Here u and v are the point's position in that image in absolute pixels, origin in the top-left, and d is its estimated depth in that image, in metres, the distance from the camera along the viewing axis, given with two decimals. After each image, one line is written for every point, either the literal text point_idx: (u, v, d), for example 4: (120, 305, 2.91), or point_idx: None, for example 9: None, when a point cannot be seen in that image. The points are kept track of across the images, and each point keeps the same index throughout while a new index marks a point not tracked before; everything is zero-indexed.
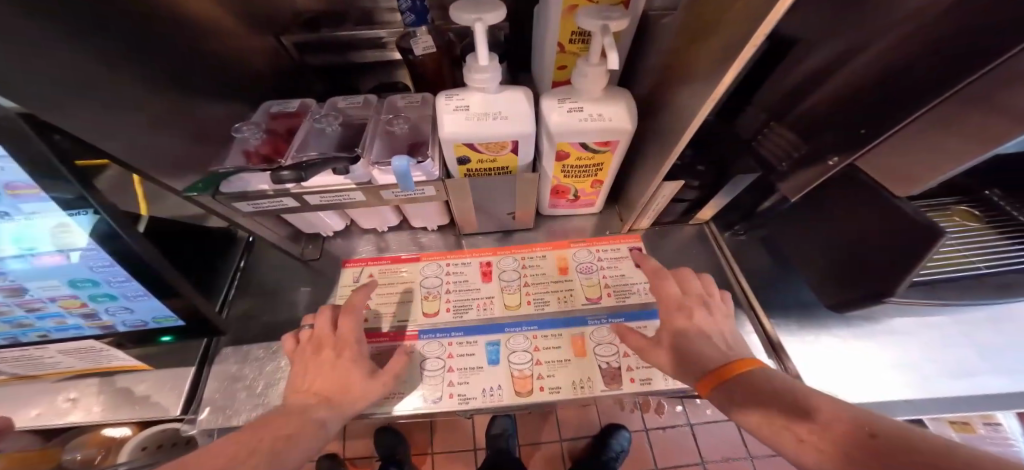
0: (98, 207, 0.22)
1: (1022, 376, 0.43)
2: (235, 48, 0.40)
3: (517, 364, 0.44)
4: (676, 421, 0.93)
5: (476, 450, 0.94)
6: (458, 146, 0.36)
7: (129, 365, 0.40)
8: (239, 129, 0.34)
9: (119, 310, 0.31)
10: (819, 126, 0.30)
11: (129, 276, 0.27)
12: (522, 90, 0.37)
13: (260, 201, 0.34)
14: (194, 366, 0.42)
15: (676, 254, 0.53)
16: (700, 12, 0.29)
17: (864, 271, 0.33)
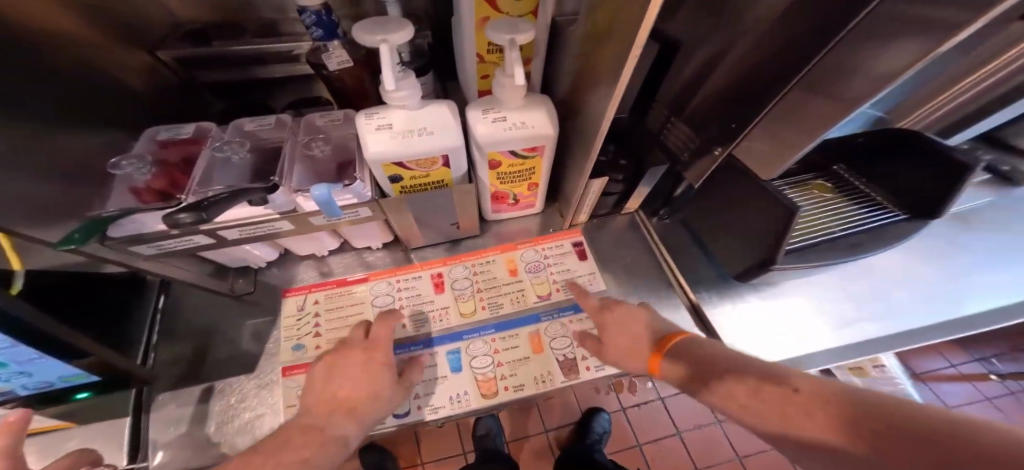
0: None
1: (894, 319, 0.49)
2: (101, 68, 0.38)
3: (480, 369, 0.45)
4: (648, 397, 0.98)
5: (465, 453, 0.97)
6: (386, 166, 0.35)
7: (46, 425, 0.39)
8: (120, 165, 0.32)
9: (16, 376, 0.31)
10: (707, 119, 0.36)
11: (11, 342, 0.26)
12: (447, 104, 0.36)
13: (163, 242, 0.33)
14: (128, 415, 0.41)
15: (615, 245, 0.56)
16: (601, 27, 0.33)
17: (756, 243, 0.38)
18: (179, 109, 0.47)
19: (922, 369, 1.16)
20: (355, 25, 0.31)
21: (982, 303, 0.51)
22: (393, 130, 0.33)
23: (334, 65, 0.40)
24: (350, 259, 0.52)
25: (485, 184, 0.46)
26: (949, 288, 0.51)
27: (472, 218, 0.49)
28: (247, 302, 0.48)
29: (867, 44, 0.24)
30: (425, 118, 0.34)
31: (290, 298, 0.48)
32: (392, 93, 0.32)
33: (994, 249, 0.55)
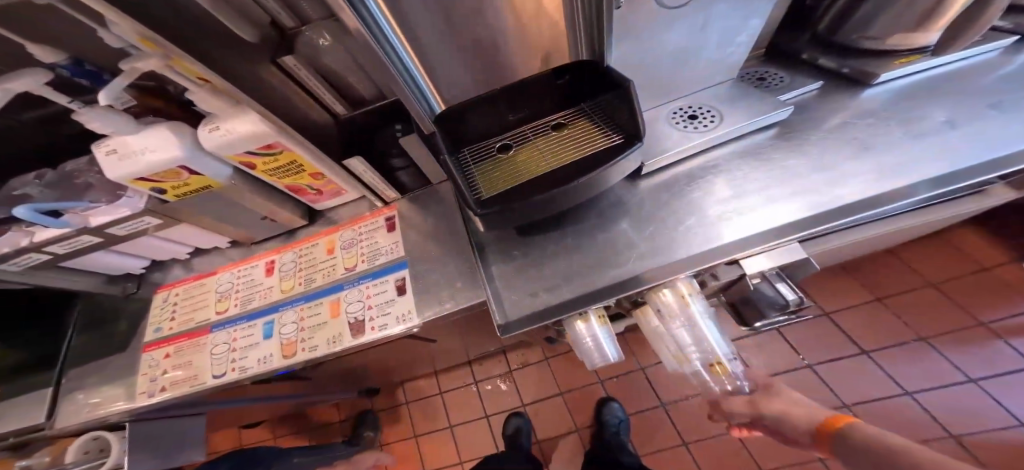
0: None
1: (667, 249, 0.49)
2: None
3: (286, 334, 0.55)
4: (631, 368, 1.19)
5: (451, 427, 1.27)
6: (136, 181, 0.43)
7: None
8: None
9: None
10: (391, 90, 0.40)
11: None
12: (168, 123, 0.41)
13: (16, 260, 0.45)
14: (50, 386, 0.58)
15: (424, 216, 0.61)
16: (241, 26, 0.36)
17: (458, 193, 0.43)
18: None
19: (991, 320, 0.94)
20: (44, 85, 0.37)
21: (792, 212, 0.46)
22: (118, 153, 0.41)
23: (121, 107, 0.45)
24: (208, 259, 0.64)
25: (272, 182, 0.54)
26: (760, 207, 0.48)
27: (282, 211, 0.58)
28: (133, 299, 0.63)
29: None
30: (145, 139, 0.41)
31: (160, 295, 0.62)
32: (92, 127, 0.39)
33: (822, 156, 0.50)
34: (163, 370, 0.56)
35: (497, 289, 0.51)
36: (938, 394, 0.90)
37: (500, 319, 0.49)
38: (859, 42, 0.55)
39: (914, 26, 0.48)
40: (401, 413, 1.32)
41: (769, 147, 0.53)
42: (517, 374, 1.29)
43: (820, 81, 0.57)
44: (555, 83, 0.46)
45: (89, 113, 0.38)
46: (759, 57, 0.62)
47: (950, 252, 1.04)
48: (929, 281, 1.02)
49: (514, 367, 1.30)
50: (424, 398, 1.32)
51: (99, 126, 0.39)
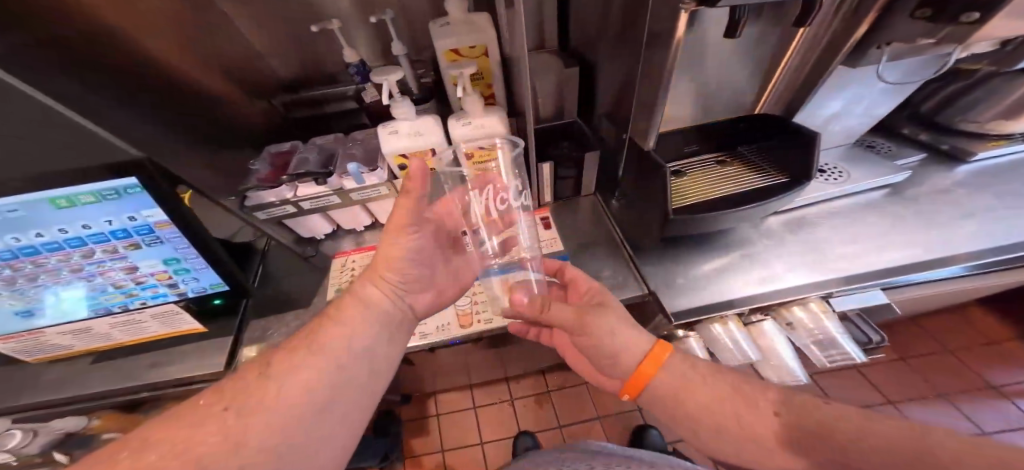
0: (153, 191, 0.39)
1: (808, 273, 0.59)
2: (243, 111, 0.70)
3: (461, 306, 0.63)
4: None
5: (482, 443, 1.24)
6: (395, 157, 0.57)
7: (191, 327, 0.60)
8: (255, 164, 0.59)
9: (191, 279, 0.52)
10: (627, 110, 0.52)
11: (189, 242, 0.46)
12: (433, 117, 0.57)
13: (271, 209, 0.57)
14: (232, 334, 0.63)
15: (576, 226, 0.71)
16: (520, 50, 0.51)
17: (657, 202, 0.53)
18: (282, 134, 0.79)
19: (1001, 384, 1.14)
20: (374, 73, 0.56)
21: (919, 257, 0.57)
22: (398, 133, 0.56)
23: (370, 98, 0.66)
24: (378, 232, 0.74)
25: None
26: (888, 247, 0.58)
27: None
28: (310, 262, 0.71)
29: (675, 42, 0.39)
30: (420, 126, 0.56)
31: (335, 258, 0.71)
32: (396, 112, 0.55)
33: (935, 213, 0.60)
34: None
35: (660, 289, 0.60)
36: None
37: (669, 311, 0.57)
38: (962, 125, 0.65)
39: (1005, 114, 0.59)
40: (431, 424, 1.30)
41: (884, 202, 0.64)
42: (553, 395, 1.32)
43: (923, 152, 0.68)
44: (738, 126, 0.56)
45: (400, 102, 0.55)
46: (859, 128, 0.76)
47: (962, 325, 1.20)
48: (945, 348, 1.22)
49: (553, 388, 1.33)
50: (458, 411, 1.32)
51: (401, 110, 0.55)
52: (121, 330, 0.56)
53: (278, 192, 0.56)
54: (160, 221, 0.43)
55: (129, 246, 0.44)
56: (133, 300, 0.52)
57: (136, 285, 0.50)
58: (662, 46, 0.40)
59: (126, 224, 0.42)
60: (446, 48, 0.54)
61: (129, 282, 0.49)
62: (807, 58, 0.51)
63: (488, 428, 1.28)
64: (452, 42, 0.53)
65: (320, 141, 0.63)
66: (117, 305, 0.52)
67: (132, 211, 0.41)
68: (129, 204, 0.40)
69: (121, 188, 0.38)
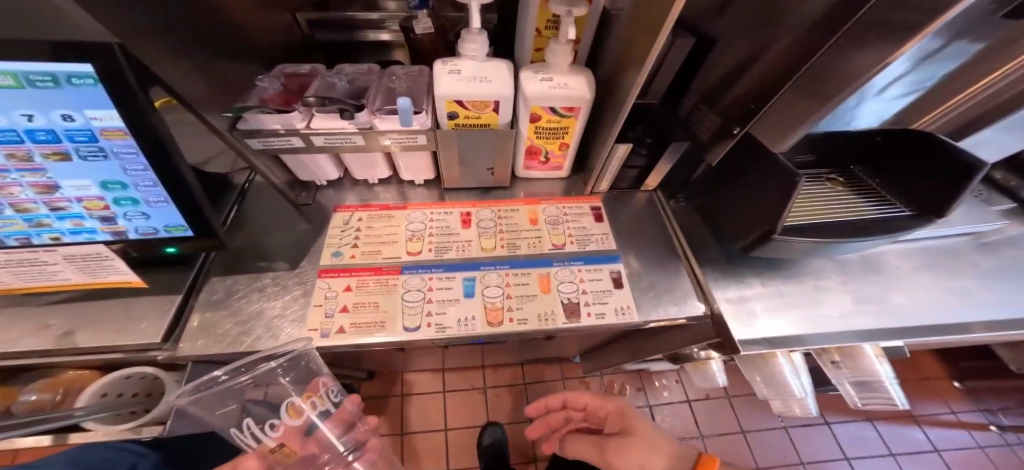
0: (110, 87, 0.27)
1: (883, 316, 0.53)
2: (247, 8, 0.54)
3: (491, 298, 0.52)
4: (637, 402, 1.17)
5: (446, 431, 1.14)
6: (449, 102, 0.44)
7: (125, 280, 0.46)
8: (262, 81, 0.47)
9: (136, 215, 0.39)
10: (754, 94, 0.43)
11: (148, 166, 0.35)
12: (506, 63, 0.45)
13: (270, 139, 0.43)
14: (181, 295, 0.49)
15: (628, 218, 0.61)
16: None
17: (759, 216, 0.45)
18: (293, 54, 0.63)
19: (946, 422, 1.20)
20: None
21: (992, 317, 0.54)
22: (460, 74, 0.44)
23: (420, 30, 0.55)
24: (394, 190, 0.60)
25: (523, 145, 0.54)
26: (962, 300, 0.55)
27: (506, 168, 0.56)
28: (304, 212, 0.57)
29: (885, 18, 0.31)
30: (486, 71, 0.44)
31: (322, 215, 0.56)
32: (466, 46, 0.43)
33: (1010, 273, 0.58)
34: (343, 307, 0.49)
35: (727, 311, 0.52)
36: (866, 461, 1.09)
37: (736, 340, 0.50)
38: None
39: None
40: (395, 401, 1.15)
41: (962, 251, 0.60)
42: (527, 388, 1.22)
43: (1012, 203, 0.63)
44: (869, 141, 0.48)
45: (477, 36, 0.43)
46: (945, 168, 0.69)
47: (913, 364, 1.26)
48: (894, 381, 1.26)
49: (528, 381, 1.23)
50: (423, 394, 1.18)
51: (474, 46, 0.43)
52: (15, 273, 0.41)
53: (286, 120, 0.43)
54: (111, 130, 0.31)
55: (50, 155, 0.31)
56: (42, 233, 0.38)
57: (51, 213, 0.36)
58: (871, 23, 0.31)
59: (56, 124, 0.29)
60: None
61: (40, 208, 0.35)
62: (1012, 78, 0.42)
63: (453, 414, 1.17)
64: None
65: (350, 70, 0.52)
66: (16, 236, 0.38)
67: (78, 112, 0.29)
68: (75, 102, 0.28)
69: (62, 74, 0.26)
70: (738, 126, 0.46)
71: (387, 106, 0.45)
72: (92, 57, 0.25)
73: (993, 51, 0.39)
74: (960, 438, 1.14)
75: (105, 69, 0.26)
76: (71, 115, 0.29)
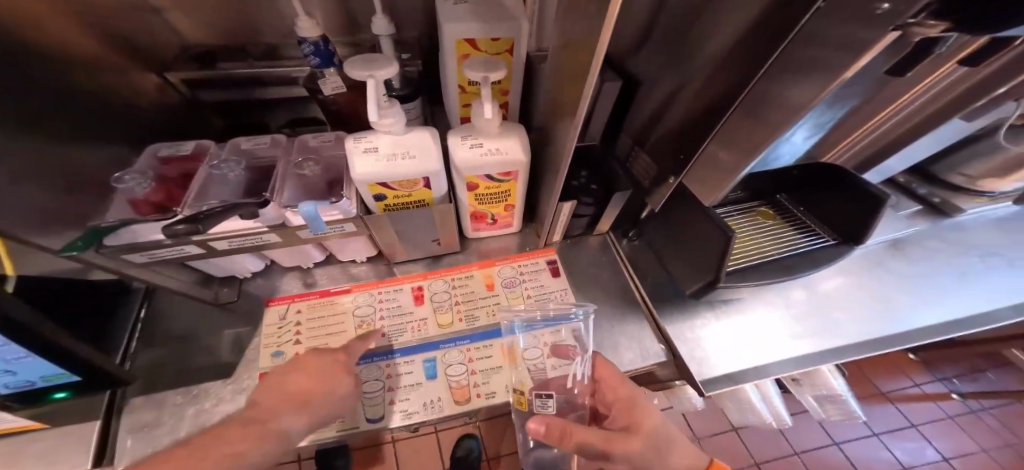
0: None
1: (824, 335, 0.57)
2: (109, 78, 0.46)
3: (454, 376, 0.49)
4: None
5: None
6: (371, 186, 0.41)
7: (19, 426, 0.38)
8: (120, 179, 0.36)
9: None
10: (683, 137, 0.43)
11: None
12: (428, 131, 0.42)
13: (156, 251, 0.36)
14: (100, 419, 0.41)
15: (585, 265, 0.60)
16: (566, 48, 0.39)
17: (704, 265, 0.46)
18: (181, 123, 0.55)
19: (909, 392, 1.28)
20: (346, 62, 0.39)
21: (912, 318, 0.60)
22: (377, 152, 0.40)
23: (329, 89, 0.50)
24: (334, 271, 0.54)
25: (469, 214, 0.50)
26: (885, 306, 0.61)
27: (452, 235, 0.53)
28: (231, 310, 0.49)
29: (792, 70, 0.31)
30: (407, 145, 0.41)
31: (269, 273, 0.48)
32: (379, 122, 0.39)
33: (919, 274, 0.65)
34: None
35: (686, 350, 0.53)
36: (852, 442, 1.13)
37: (699, 380, 0.51)
38: (949, 177, 0.66)
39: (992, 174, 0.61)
40: (383, 453, 0.97)
41: (883, 257, 0.66)
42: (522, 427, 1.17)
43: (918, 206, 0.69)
44: (788, 175, 0.51)
45: (389, 110, 0.39)
46: (895, 182, 0.71)
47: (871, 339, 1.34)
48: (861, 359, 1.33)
49: None
50: None
51: (386, 122, 0.39)
52: None
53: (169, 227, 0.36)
54: None
55: None
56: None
57: None
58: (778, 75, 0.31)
59: None
60: (457, 38, 0.42)
61: None
62: (903, 110, 0.45)
63: None
64: (468, 31, 0.41)
65: (247, 146, 0.44)
66: None
67: None
68: None
69: None
70: (672, 175, 0.45)
71: (299, 197, 0.40)
72: None
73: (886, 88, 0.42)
74: (922, 406, 1.22)
75: None
76: None
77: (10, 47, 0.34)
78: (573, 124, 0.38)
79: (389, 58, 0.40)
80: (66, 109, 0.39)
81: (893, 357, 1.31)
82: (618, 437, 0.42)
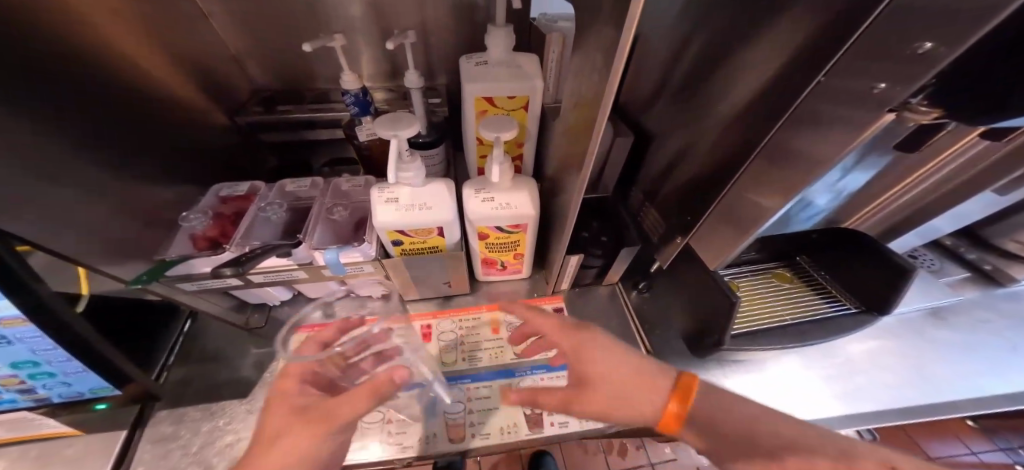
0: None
1: (849, 400, 0.53)
2: (201, 120, 0.53)
3: (453, 414, 0.50)
4: None
5: None
6: (390, 232, 0.45)
7: (60, 431, 0.44)
8: (186, 218, 0.44)
9: (57, 384, 0.37)
10: (693, 197, 0.43)
11: (55, 345, 0.33)
12: (444, 183, 0.46)
13: (203, 281, 0.42)
14: (126, 429, 0.45)
15: (590, 313, 0.61)
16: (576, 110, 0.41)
17: (710, 324, 0.45)
18: (244, 159, 0.62)
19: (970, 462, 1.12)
20: (375, 120, 0.42)
21: (957, 393, 0.54)
22: (398, 203, 0.44)
23: (365, 135, 0.55)
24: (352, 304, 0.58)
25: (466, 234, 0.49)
26: (924, 376, 0.56)
27: (463, 278, 0.56)
28: (258, 335, 0.54)
29: (795, 149, 0.31)
30: (426, 197, 0.45)
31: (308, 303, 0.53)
32: (402, 176, 0.43)
33: (967, 346, 0.59)
34: None
35: None
36: None
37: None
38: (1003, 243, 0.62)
39: None
40: None
41: (922, 325, 0.61)
42: None
43: (967, 271, 0.64)
44: (807, 237, 0.50)
45: (412, 165, 0.43)
46: (939, 243, 0.67)
47: None
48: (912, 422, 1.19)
49: None
50: None
51: (408, 176, 0.43)
52: None
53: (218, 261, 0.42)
54: (5, 318, 0.29)
55: None
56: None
57: None
58: (780, 151, 0.32)
59: None
60: (477, 95, 0.45)
61: None
62: (934, 180, 0.43)
63: None
64: (488, 91, 0.44)
65: (291, 188, 0.50)
66: None
67: None
68: None
69: None
70: (679, 235, 0.46)
71: (328, 240, 0.45)
72: None
73: (911, 159, 0.40)
74: None
75: None
76: None
77: (119, 99, 0.41)
78: (580, 182, 0.40)
79: (411, 118, 0.43)
80: (159, 148, 0.46)
81: (948, 420, 1.17)
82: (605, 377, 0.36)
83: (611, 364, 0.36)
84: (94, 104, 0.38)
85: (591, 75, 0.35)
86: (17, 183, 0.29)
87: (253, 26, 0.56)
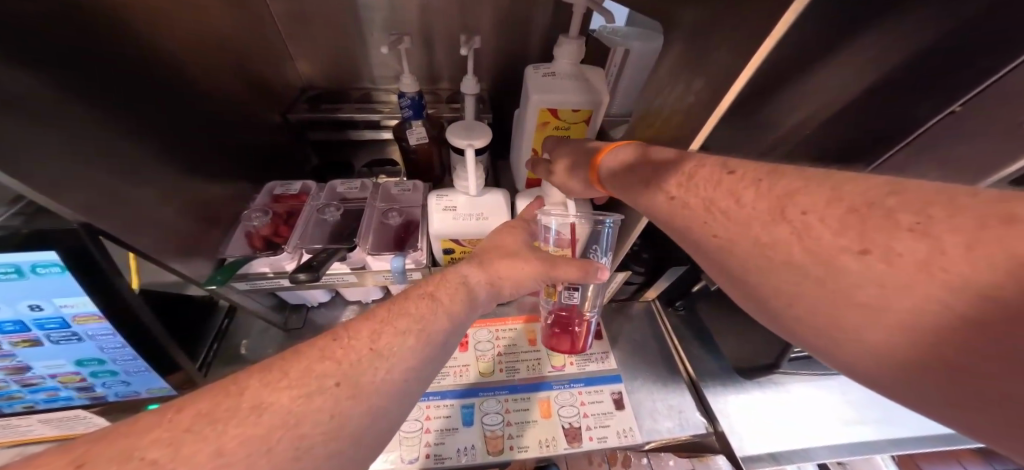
0: (71, 272, 0.28)
1: (880, 425, 0.55)
2: (253, 117, 0.53)
3: (490, 426, 0.50)
4: None
5: None
6: (444, 240, 0.45)
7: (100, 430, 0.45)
8: (248, 216, 0.45)
9: (115, 383, 0.39)
10: None
11: (124, 343, 0.35)
12: (502, 193, 0.46)
13: (257, 280, 0.42)
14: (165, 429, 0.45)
15: (629, 329, 0.61)
16: (648, 126, 0.41)
17: None
18: (288, 157, 0.62)
19: None
20: (449, 128, 0.43)
21: None
22: (455, 211, 0.44)
23: (414, 139, 0.54)
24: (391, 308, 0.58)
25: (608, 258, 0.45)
26: None
27: None
28: (295, 336, 0.54)
29: None
30: (482, 207, 0.44)
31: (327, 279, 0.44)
32: (465, 184, 0.44)
33: None
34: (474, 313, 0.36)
35: (727, 425, 0.53)
36: None
37: (739, 456, 0.50)
38: None
39: None
40: None
41: None
42: None
43: None
44: None
45: (474, 177, 0.43)
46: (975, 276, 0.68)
47: None
48: None
49: None
50: None
51: (469, 185, 0.43)
52: None
53: (275, 262, 0.42)
54: (82, 315, 0.32)
55: (20, 342, 0.33)
56: (15, 403, 0.39)
57: (24, 388, 0.37)
58: None
59: (24, 314, 0.31)
60: (542, 106, 0.45)
61: (13, 385, 0.36)
62: None
63: None
64: (553, 102, 0.44)
65: (343, 189, 0.50)
66: None
67: (51, 302, 0.30)
68: (46, 296, 0.30)
69: (27, 265, 0.27)
70: None
71: (381, 246, 0.45)
72: (58, 245, 0.27)
73: None
74: None
75: (71, 254, 0.27)
76: (42, 305, 0.30)
77: (177, 93, 0.41)
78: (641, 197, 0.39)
79: (483, 128, 0.44)
80: (214, 144, 0.45)
81: None
82: (720, 193, 0.24)
83: (816, 233, 0.19)
84: (160, 97, 0.38)
85: (675, 93, 0.35)
86: (93, 182, 0.29)
87: (307, 24, 0.56)
